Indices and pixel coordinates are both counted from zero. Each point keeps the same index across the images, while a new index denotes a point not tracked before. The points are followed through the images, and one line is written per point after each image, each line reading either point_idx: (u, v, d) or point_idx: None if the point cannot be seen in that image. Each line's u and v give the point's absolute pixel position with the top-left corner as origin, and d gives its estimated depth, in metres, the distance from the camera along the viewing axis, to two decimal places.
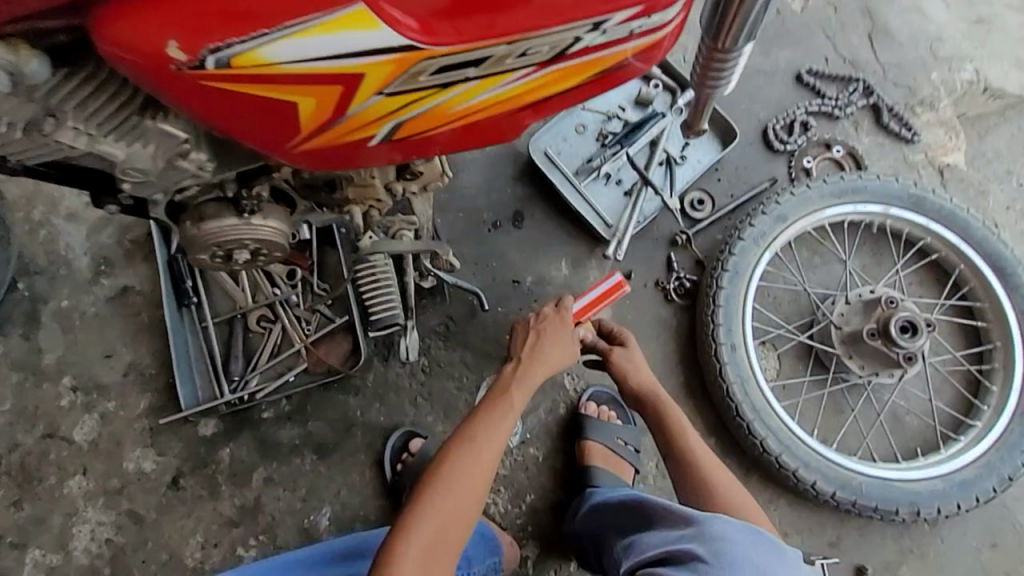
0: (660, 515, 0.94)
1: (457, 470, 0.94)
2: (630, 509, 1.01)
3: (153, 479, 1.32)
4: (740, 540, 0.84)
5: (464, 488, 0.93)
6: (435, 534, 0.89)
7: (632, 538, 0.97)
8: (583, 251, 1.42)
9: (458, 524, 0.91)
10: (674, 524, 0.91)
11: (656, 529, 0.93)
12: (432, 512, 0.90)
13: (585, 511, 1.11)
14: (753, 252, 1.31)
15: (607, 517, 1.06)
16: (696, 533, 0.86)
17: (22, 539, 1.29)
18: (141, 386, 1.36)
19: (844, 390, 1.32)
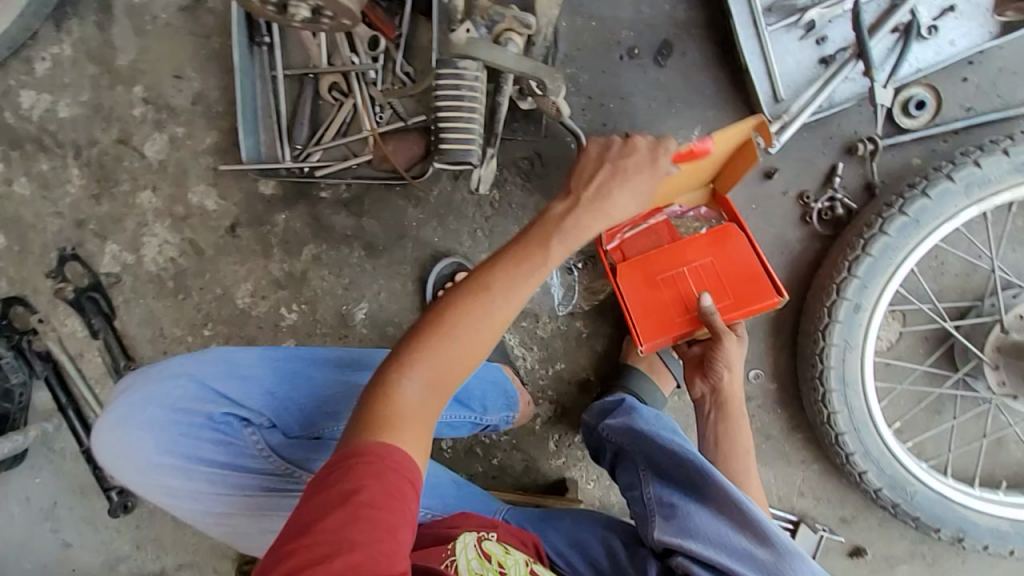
0: (721, 501, 0.75)
1: (477, 309, 0.71)
2: (682, 470, 0.79)
3: (214, 219, 1.32)
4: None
5: (477, 332, 0.70)
6: (434, 376, 0.69)
7: (675, 498, 0.78)
8: (727, 125, 1.12)
9: (465, 366, 0.71)
10: (741, 531, 0.72)
11: (712, 513, 0.75)
12: (437, 350, 0.69)
13: (621, 424, 0.92)
14: (956, 201, 0.97)
15: (646, 449, 0.85)
16: (767, 566, 0.69)
17: (102, 231, 1.36)
18: (208, 121, 1.29)
19: (957, 397, 1.11)
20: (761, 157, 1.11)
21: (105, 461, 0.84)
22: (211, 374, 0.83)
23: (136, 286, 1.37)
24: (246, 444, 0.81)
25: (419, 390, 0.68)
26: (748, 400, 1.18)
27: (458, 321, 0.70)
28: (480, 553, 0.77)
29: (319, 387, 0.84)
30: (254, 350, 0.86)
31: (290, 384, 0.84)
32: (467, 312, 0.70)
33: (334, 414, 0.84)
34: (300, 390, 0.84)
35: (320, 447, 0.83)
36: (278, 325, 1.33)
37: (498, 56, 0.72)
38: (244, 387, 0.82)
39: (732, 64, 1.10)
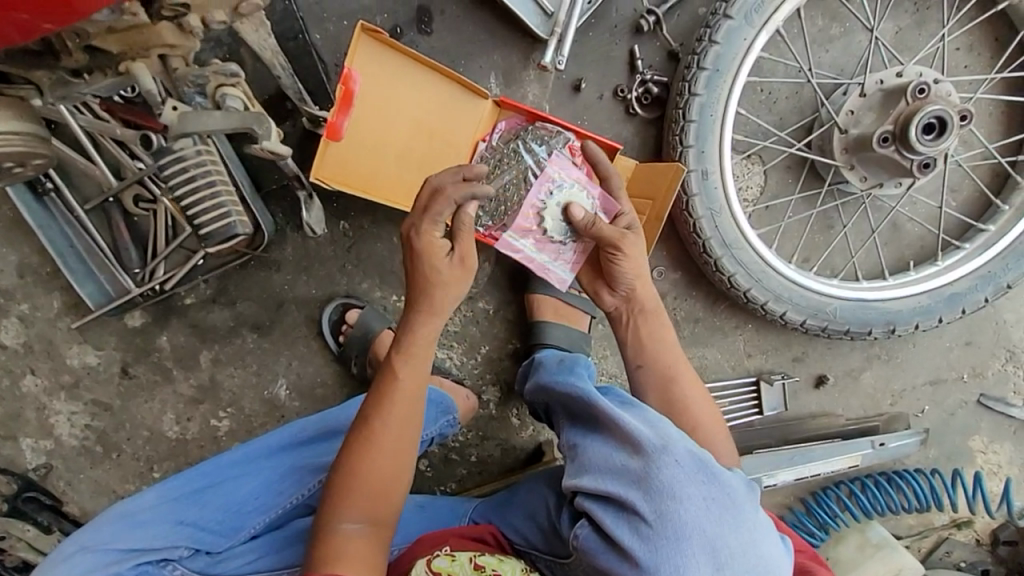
0: (604, 424, 0.72)
1: (376, 451, 0.79)
2: (582, 405, 0.80)
3: (103, 370, 1.29)
4: (693, 494, 0.63)
5: (385, 471, 0.79)
6: (362, 518, 0.78)
7: (576, 438, 0.77)
8: (517, 57, 1.09)
9: (390, 482, 0.80)
10: (621, 448, 0.68)
11: (599, 440, 0.72)
12: (352, 496, 0.78)
13: (534, 384, 0.95)
14: (744, 35, 0.95)
15: (558, 397, 0.87)
16: (640, 474, 0.65)
17: (7, 433, 1.31)
18: (45, 284, 1.24)
19: (839, 205, 1.12)
20: (563, 73, 1.08)
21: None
22: (112, 536, 0.85)
23: (69, 465, 1.33)
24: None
25: (354, 531, 0.77)
26: (662, 298, 1.18)
27: (365, 472, 0.79)
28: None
29: (223, 500, 0.89)
30: (149, 493, 0.89)
31: (195, 508, 0.89)
32: (366, 460, 0.79)
33: (250, 512, 0.90)
34: (206, 507, 0.89)
35: (248, 548, 0.90)
36: (216, 437, 1.31)
37: (208, 121, 0.69)
38: (150, 533, 0.86)
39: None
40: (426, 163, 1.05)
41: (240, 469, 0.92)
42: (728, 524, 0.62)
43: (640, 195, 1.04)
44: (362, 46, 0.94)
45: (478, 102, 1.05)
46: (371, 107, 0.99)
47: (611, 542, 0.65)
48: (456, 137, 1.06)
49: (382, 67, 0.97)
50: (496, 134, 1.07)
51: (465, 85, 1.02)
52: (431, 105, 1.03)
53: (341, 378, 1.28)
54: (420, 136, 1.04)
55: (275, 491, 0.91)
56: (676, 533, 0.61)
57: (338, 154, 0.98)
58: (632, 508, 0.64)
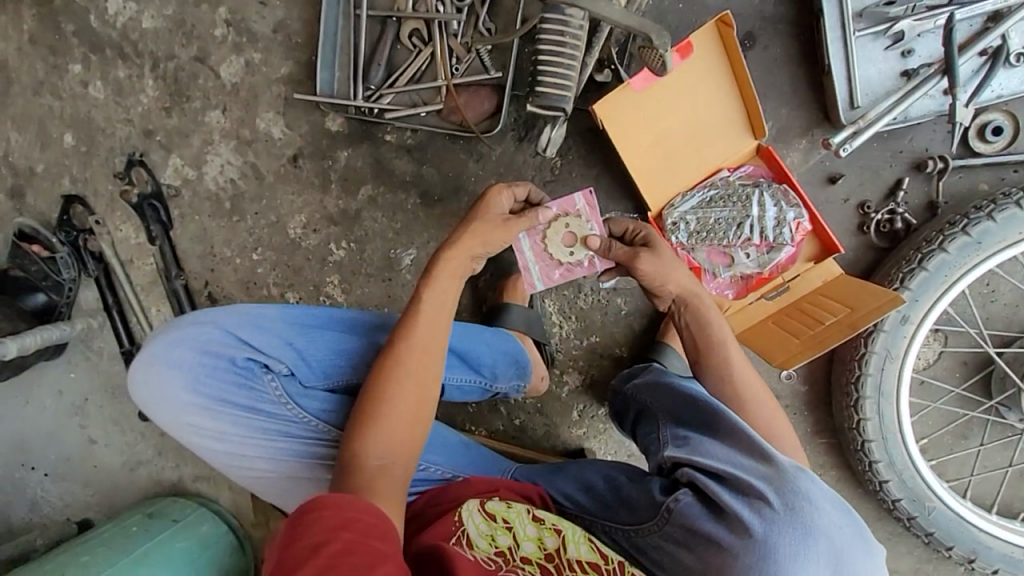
0: (724, 429, 0.76)
1: (405, 386, 0.84)
2: (694, 407, 0.81)
3: (278, 147, 1.35)
4: (823, 507, 0.69)
5: (410, 404, 0.84)
6: (387, 446, 0.82)
7: (687, 431, 0.80)
8: (799, 123, 1.12)
9: (420, 416, 0.84)
10: (749, 453, 0.73)
11: (717, 441, 0.76)
12: (381, 420, 0.83)
13: (645, 379, 0.93)
14: (1021, 229, 0.97)
15: (662, 395, 0.88)
16: (769, 477, 0.70)
17: (168, 144, 1.39)
18: (286, 51, 1.32)
19: (985, 422, 1.12)
20: (829, 161, 1.11)
21: (145, 399, 1.02)
22: (235, 325, 1.00)
23: (194, 203, 1.40)
24: (265, 389, 0.98)
25: (383, 458, 0.81)
26: (777, 397, 1.19)
27: (389, 404, 0.83)
28: (485, 515, 0.81)
29: (321, 340, 1.00)
30: (276, 309, 1.02)
31: (301, 338, 1.00)
32: (390, 391, 0.84)
33: (338, 368, 1.00)
34: (309, 342, 1.00)
35: (327, 397, 1.00)
36: (324, 260, 1.37)
37: None
38: (262, 338, 0.99)
39: (816, 65, 1.10)
40: (671, 157, 1.08)
41: (345, 329, 1.02)
42: (849, 544, 0.67)
43: (840, 300, 1.05)
44: (706, 34, 1.01)
45: (746, 138, 1.08)
46: (669, 84, 1.04)
47: (724, 517, 0.70)
48: (709, 153, 1.08)
49: (701, 60, 1.03)
50: (740, 171, 1.10)
51: (748, 118, 1.07)
52: (711, 115, 1.07)
53: None
54: (684, 133, 1.07)
55: (365, 362, 1.01)
56: (803, 528, 0.66)
57: (620, 102, 1.02)
58: (759, 499, 0.69)
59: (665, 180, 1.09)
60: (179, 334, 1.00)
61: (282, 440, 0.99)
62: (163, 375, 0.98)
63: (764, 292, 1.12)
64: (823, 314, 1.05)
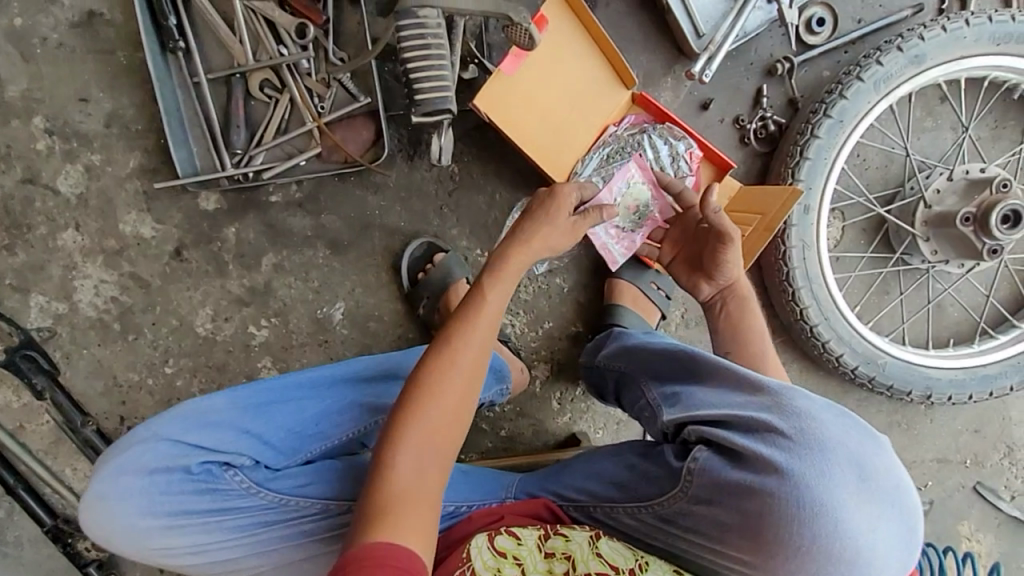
0: (715, 373, 0.79)
1: (446, 385, 0.75)
2: (678, 361, 0.86)
3: (155, 246, 1.22)
4: (826, 420, 0.69)
5: (449, 407, 0.75)
6: (423, 451, 0.73)
7: (678, 388, 0.83)
8: (660, 65, 1.19)
9: (459, 415, 0.76)
10: (741, 387, 0.75)
11: (711, 387, 0.79)
12: (419, 421, 0.74)
13: (614, 346, 0.99)
14: (868, 99, 1.09)
15: (641, 359, 0.92)
16: (771, 403, 0.71)
17: (21, 284, 1.21)
18: (128, 142, 1.19)
19: (900, 273, 1.24)
20: (695, 90, 1.19)
21: (98, 537, 0.88)
22: (182, 430, 0.89)
23: (77, 336, 1.24)
24: (232, 486, 0.88)
25: (417, 467, 0.72)
26: None
27: (424, 408, 0.74)
28: (494, 550, 0.74)
29: (280, 417, 0.92)
30: (221, 396, 0.91)
31: (258, 421, 0.91)
32: (439, 387, 0.75)
33: (309, 436, 0.93)
34: (270, 418, 0.91)
35: (303, 470, 0.92)
36: (247, 345, 1.26)
37: None
38: (215, 435, 0.88)
39: (656, 6, 1.16)
40: (559, 129, 1.10)
41: (303, 392, 0.94)
42: (861, 445, 0.68)
43: (748, 208, 1.11)
44: (555, 8, 1.04)
45: (619, 92, 1.12)
46: (534, 61, 1.06)
47: (745, 459, 0.69)
48: (592, 115, 1.12)
49: (555, 31, 1.06)
50: (624, 124, 1.14)
51: (616, 73, 1.10)
52: (581, 80, 1.10)
53: (398, 318, 1.26)
54: (564, 104, 1.10)
55: (335, 422, 0.95)
56: (815, 445, 0.66)
57: (497, 91, 1.03)
58: (766, 428, 0.69)
59: (561, 152, 1.12)
60: (113, 460, 0.87)
61: (267, 534, 0.90)
62: (112, 509, 0.85)
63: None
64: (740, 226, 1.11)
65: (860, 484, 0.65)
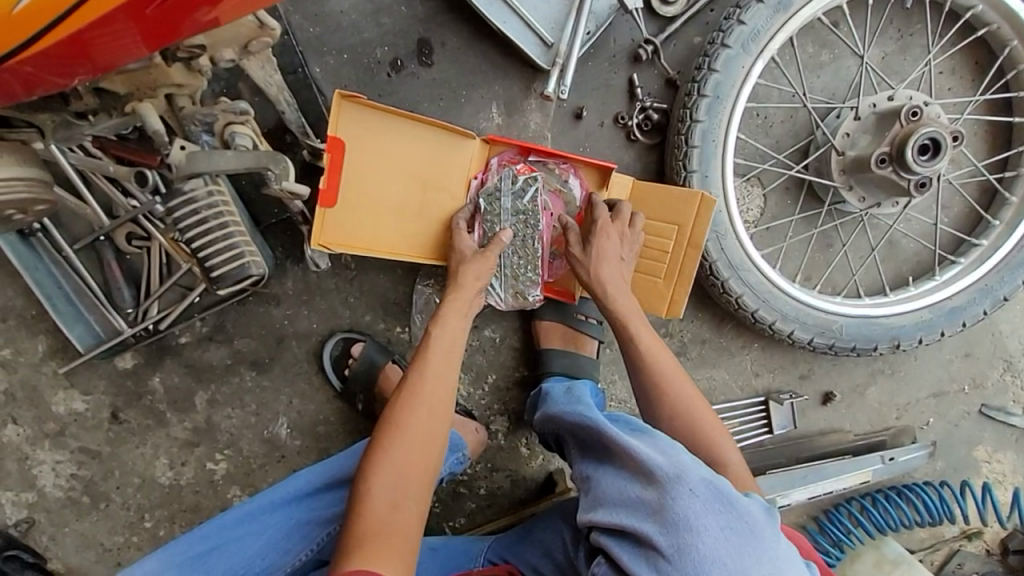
0: (618, 455, 0.71)
1: (411, 422, 0.83)
2: (595, 436, 0.78)
3: (91, 417, 1.23)
4: (713, 529, 0.59)
5: (422, 431, 0.82)
6: (401, 477, 0.78)
7: (590, 471, 0.75)
8: (518, 87, 1.10)
9: (430, 448, 0.82)
10: (635, 479, 0.66)
11: (614, 472, 0.70)
12: (393, 454, 0.80)
13: (542, 414, 0.93)
14: (742, 63, 0.98)
15: (568, 427, 0.86)
16: (655, 505, 0.62)
17: None
18: (29, 328, 1.19)
19: (837, 225, 1.14)
20: (564, 102, 1.10)
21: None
22: None
23: (53, 519, 1.26)
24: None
25: (391, 491, 0.77)
26: (669, 320, 1.18)
27: (389, 450, 0.80)
28: None
29: (220, 563, 0.84)
30: (153, 559, 0.84)
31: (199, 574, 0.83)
32: (408, 418, 0.82)
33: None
34: (210, 572, 0.83)
35: None
36: (211, 481, 1.26)
37: (218, 162, 0.68)
38: None
39: (493, 31, 1.08)
40: (423, 208, 1.02)
41: (247, 527, 0.87)
42: (753, 556, 0.59)
43: (659, 217, 1.03)
44: (343, 113, 0.92)
45: (466, 144, 1.02)
46: (361, 157, 0.95)
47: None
48: (450, 180, 1.03)
49: (368, 120, 0.94)
50: (489, 171, 1.04)
51: (452, 130, 0.99)
52: (424, 154, 1.00)
53: (345, 415, 1.25)
54: (415, 186, 1.01)
55: (282, 549, 0.86)
56: (697, 565, 0.57)
57: (337, 219, 0.96)
58: (650, 541, 0.61)
59: (433, 229, 1.04)
60: None
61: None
62: None
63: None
64: (662, 243, 1.03)
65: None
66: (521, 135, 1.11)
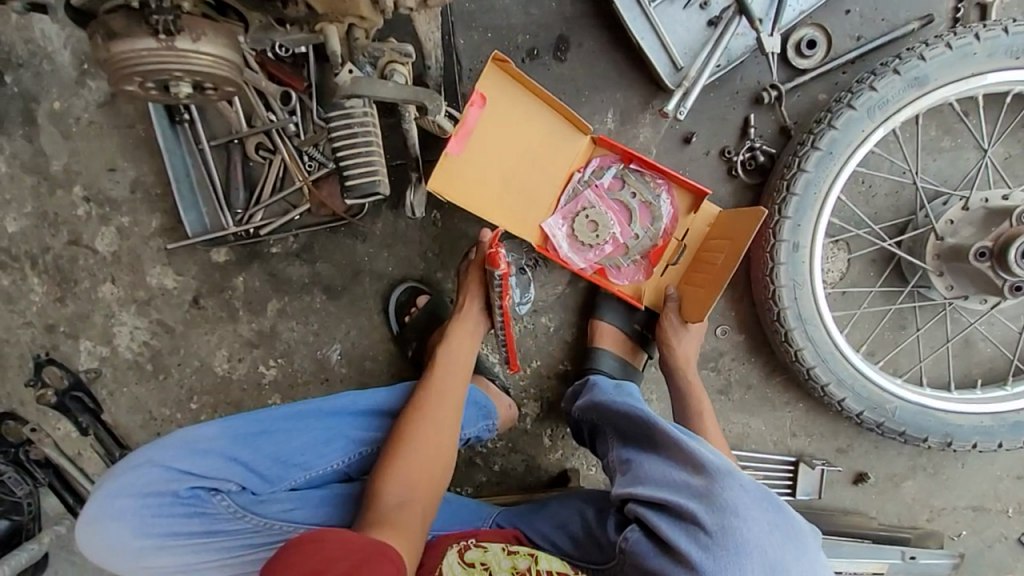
0: (663, 444, 0.81)
1: (423, 427, 0.92)
2: (638, 425, 0.86)
3: (176, 296, 1.35)
4: (752, 516, 0.71)
5: (429, 441, 0.91)
6: (408, 484, 0.87)
7: (631, 454, 0.85)
8: (638, 100, 1.16)
9: (437, 462, 0.91)
10: (682, 467, 0.78)
11: (658, 459, 0.81)
12: (409, 458, 0.90)
13: (586, 400, 0.97)
14: (863, 126, 1.00)
15: (609, 416, 0.92)
16: (703, 490, 0.74)
17: (72, 331, 1.39)
18: (150, 204, 1.34)
19: (916, 307, 1.13)
20: (677, 124, 1.15)
21: (94, 558, 0.90)
22: (174, 457, 0.89)
23: (117, 376, 1.39)
24: (220, 510, 0.89)
25: (400, 496, 0.86)
26: (720, 355, 1.20)
27: (399, 460, 0.89)
28: (463, 563, 0.82)
29: (264, 447, 0.92)
30: (211, 425, 0.92)
31: (248, 449, 0.91)
32: (414, 432, 0.91)
33: (297, 467, 0.93)
34: (256, 451, 0.91)
35: (290, 497, 0.93)
36: (259, 384, 1.36)
37: (380, 90, 0.77)
38: (204, 462, 0.89)
39: (629, 43, 1.14)
40: (528, 185, 1.09)
41: (294, 424, 0.93)
42: (788, 549, 0.71)
43: (728, 237, 1.04)
44: (491, 76, 0.99)
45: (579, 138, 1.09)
46: (489, 118, 1.03)
47: (665, 546, 0.73)
48: (557, 166, 1.09)
49: (505, 92, 1.02)
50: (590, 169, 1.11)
51: (571, 120, 1.06)
52: (540, 136, 1.07)
53: (392, 358, 1.33)
54: (525, 162, 1.08)
55: (321, 453, 0.94)
56: (735, 546, 0.70)
57: (450, 170, 1.02)
58: (694, 518, 0.72)
59: (532, 207, 1.10)
60: (107, 483, 0.88)
61: (257, 558, 0.92)
62: (100, 533, 0.86)
63: (670, 259, 1.13)
64: (716, 258, 1.04)
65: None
66: (628, 145, 1.17)
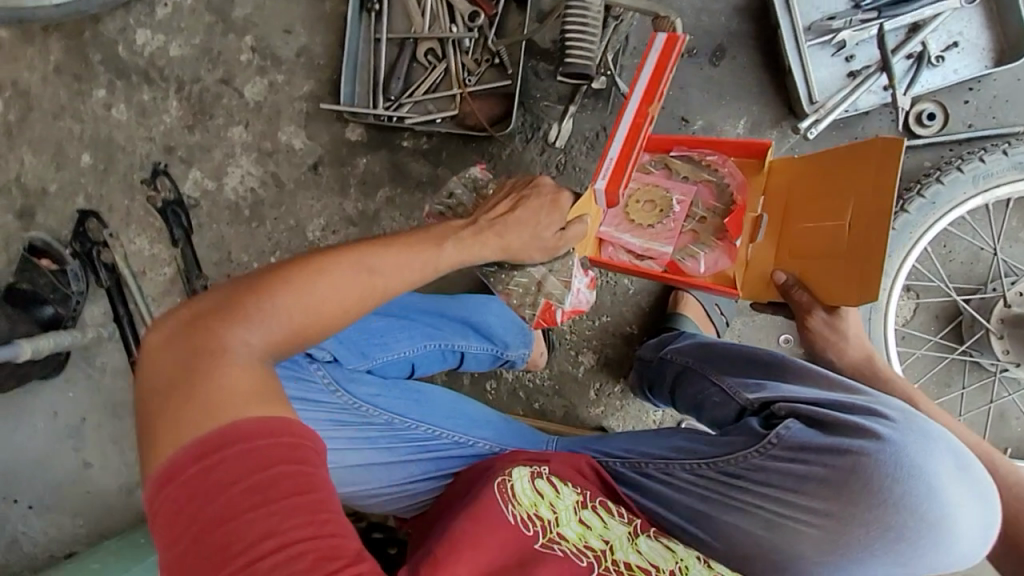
0: (792, 371, 0.93)
1: (314, 291, 0.67)
2: (765, 360, 0.96)
3: (298, 157, 1.44)
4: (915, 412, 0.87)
5: (319, 305, 0.68)
6: (264, 330, 0.65)
7: (757, 380, 0.95)
8: (770, 118, 1.31)
9: (314, 326, 0.68)
10: (829, 385, 0.91)
11: (787, 381, 0.93)
12: (274, 310, 0.66)
13: (693, 342, 1.06)
14: (965, 189, 1.14)
15: (719, 353, 1.01)
16: (864, 396, 0.88)
17: (189, 158, 1.47)
18: (308, 71, 1.45)
19: (965, 366, 1.23)
20: (799, 147, 1.30)
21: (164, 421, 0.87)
22: None
23: (213, 211, 1.46)
24: (316, 379, 0.92)
25: (256, 343, 0.64)
26: None
27: (269, 303, 0.66)
28: (532, 487, 0.78)
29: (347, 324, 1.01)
30: None
31: (335, 327, 1.00)
32: (282, 291, 0.66)
33: (375, 347, 1.03)
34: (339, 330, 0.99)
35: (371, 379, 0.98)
36: None
37: None
38: None
39: (778, 69, 1.30)
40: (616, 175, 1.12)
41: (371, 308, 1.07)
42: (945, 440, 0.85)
43: (865, 177, 0.97)
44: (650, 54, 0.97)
45: None
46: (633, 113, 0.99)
47: (831, 428, 0.85)
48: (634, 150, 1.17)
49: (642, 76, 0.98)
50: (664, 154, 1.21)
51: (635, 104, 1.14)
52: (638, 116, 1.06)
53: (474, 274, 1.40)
54: None
55: (394, 338, 1.06)
56: (919, 430, 0.83)
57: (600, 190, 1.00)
58: (872, 412, 0.85)
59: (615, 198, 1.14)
60: None
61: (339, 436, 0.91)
62: None
63: (752, 235, 1.14)
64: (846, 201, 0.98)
65: (956, 466, 0.82)
66: None
